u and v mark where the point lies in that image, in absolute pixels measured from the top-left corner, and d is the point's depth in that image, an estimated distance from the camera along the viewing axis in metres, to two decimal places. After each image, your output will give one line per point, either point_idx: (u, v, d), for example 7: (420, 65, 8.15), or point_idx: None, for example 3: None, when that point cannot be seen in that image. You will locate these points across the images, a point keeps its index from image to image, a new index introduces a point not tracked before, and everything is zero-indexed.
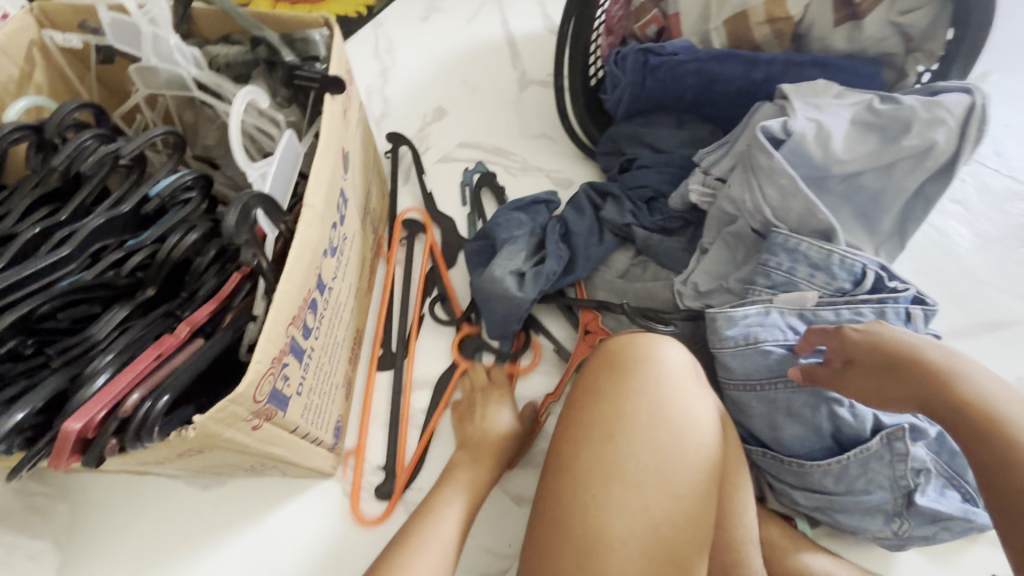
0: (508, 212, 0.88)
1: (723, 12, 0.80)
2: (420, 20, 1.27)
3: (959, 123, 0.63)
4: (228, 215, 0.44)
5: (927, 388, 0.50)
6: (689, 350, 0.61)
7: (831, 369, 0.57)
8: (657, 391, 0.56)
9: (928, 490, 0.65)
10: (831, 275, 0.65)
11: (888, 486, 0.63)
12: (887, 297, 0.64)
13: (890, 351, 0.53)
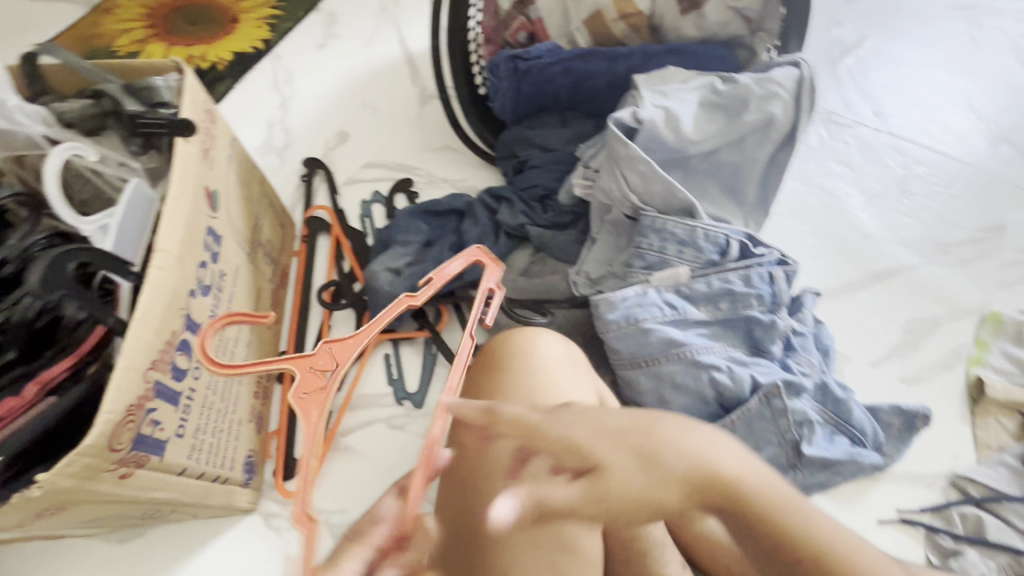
0: (417, 215, 0.91)
1: (580, 13, 0.84)
2: (317, 48, 1.28)
3: (792, 94, 0.68)
4: (33, 272, 0.47)
5: (681, 473, 0.45)
6: (565, 338, 0.63)
7: (554, 488, 0.43)
8: (530, 381, 0.57)
9: (818, 439, 0.69)
10: (698, 249, 0.68)
11: (775, 442, 0.66)
12: (752, 262, 0.68)
13: (626, 439, 0.45)
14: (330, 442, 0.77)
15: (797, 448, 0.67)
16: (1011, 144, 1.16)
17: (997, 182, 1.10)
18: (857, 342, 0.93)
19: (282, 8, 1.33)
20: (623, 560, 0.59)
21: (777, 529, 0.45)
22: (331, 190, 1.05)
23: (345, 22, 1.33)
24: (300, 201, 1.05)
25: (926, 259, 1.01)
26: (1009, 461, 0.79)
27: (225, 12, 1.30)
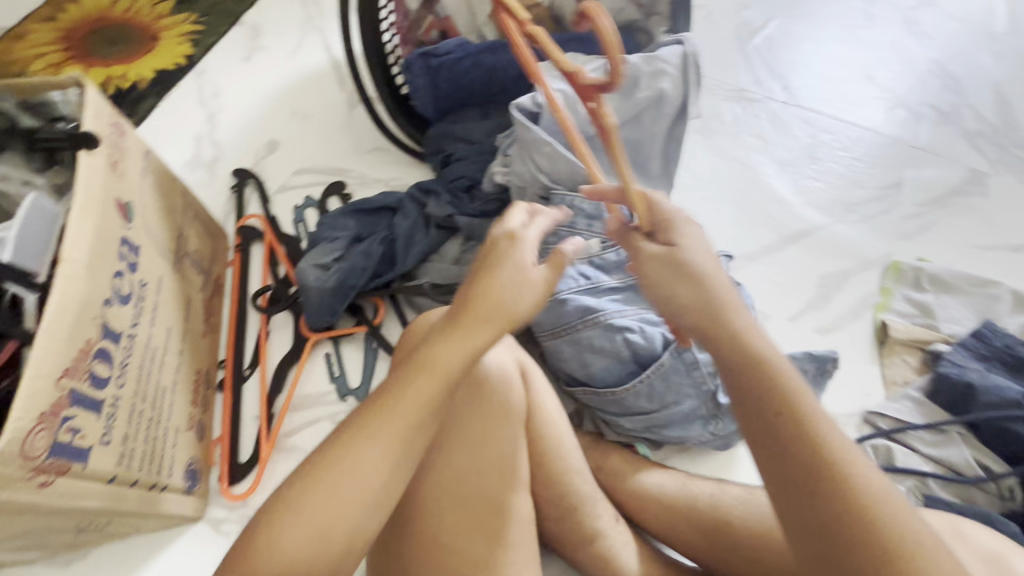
0: (348, 214, 0.94)
1: (485, 9, 0.88)
2: (242, 60, 1.28)
3: (679, 70, 0.73)
4: None
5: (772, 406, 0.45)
6: None
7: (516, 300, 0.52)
8: None
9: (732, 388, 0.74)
10: (605, 221, 0.72)
11: (688, 393, 0.71)
12: None
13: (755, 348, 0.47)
14: (273, 443, 0.81)
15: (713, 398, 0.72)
16: (906, 109, 1.21)
17: (897, 144, 1.17)
18: (775, 301, 0.99)
19: (204, 22, 1.32)
20: (557, 517, 0.65)
21: (852, 520, 0.41)
22: (263, 199, 1.06)
23: (270, 32, 1.33)
24: (232, 213, 1.06)
25: (835, 218, 1.08)
26: (913, 394, 0.86)
27: (145, 30, 1.29)
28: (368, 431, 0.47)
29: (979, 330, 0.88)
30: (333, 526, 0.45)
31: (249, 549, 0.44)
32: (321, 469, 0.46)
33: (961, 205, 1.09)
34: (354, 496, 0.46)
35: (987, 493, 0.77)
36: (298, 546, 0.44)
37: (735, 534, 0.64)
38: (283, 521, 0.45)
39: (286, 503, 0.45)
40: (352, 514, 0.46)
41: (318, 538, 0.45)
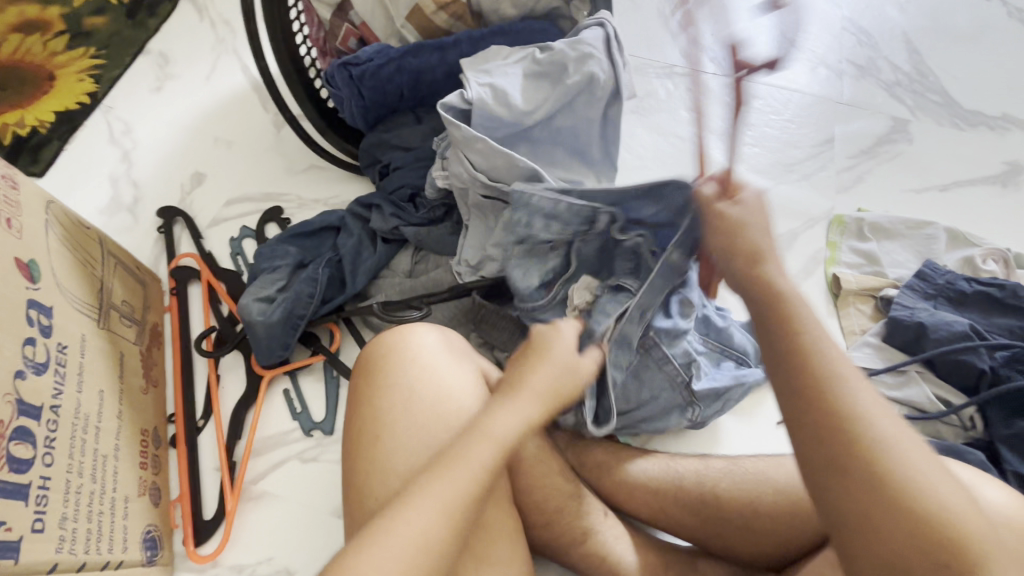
0: (287, 240, 0.89)
1: (401, 11, 0.85)
2: (153, 92, 1.20)
3: (604, 52, 0.72)
4: None
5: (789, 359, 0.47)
6: (439, 327, 0.65)
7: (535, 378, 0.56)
8: (405, 376, 0.59)
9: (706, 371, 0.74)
10: (562, 222, 0.70)
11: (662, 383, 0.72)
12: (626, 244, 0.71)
13: (781, 315, 0.50)
14: (239, 492, 0.76)
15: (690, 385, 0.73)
16: (827, 68, 1.24)
17: (823, 102, 1.20)
18: None
19: (103, 56, 1.22)
20: (545, 520, 0.65)
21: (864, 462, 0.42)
22: (194, 236, 0.99)
23: (180, 59, 1.25)
24: (162, 255, 0.98)
25: (776, 180, 1.11)
26: (870, 341, 0.88)
27: (37, 71, 1.16)
28: (476, 445, 0.50)
29: (921, 271, 0.91)
30: (439, 527, 0.46)
31: (359, 547, 0.45)
32: (434, 473, 0.48)
33: (889, 153, 1.14)
34: (458, 504, 0.47)
35: (951, 426, 0.80)
36: (408, 549, 0.45)
37: (725, 506, 0.65)
38: (394, 527, 0.45)
39: (396, 510, 0.46)
40: (454, 522, 0.47)
41: (427, 542, 0.45)
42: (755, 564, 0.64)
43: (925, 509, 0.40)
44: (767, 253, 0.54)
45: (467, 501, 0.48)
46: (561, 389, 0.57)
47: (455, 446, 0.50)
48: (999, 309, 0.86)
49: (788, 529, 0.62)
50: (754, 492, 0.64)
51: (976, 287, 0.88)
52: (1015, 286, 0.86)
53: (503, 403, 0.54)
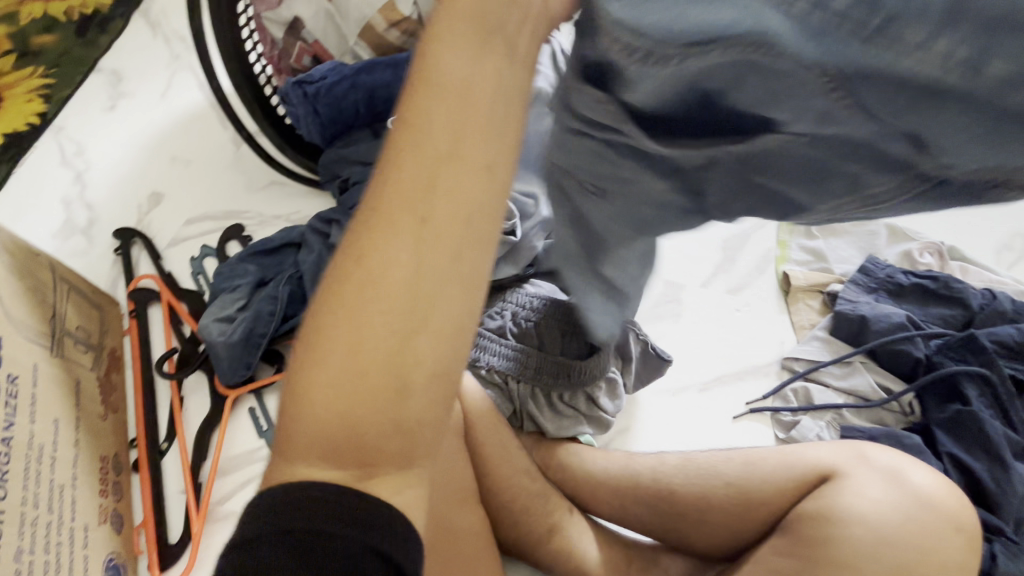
0: (248, 258, 0.89)
1: (353, 29, 0.87)
2: (106, 111, 1.18)
3: None
4: None
5: None
6: None
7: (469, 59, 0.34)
8: None
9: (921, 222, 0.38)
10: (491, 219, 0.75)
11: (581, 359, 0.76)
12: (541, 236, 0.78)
13: None
14: (205, 514, 0.75)
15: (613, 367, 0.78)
16: None
17: None
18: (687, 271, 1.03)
19: (53, 75, 1.19)
20: (511, 522, 0.68)
21: None
22: (152, 257, 0.98)
23: (133, 77, 1.23)
24: (120, 278, 0.97)
25: None
26: (819, 334, 0.92)
27: None
28: (426, 142, 0.33)
29: (863, 266, 0.96)
30: (421, 264, 0.34)
31: (323, 338, 0.35)
32: (384, 211, 0.34)
33: None
34: (430, 238, 0.34)
35: (893, 412, 0.85)
36: (391, 302, 0.34)
37: (679, 502, 0.68)
38: (361, 284, 0.34)
39: (355, 268, 0.35)
40: (443, 247, 0.33)
41: (412, 283, 0.34)
42: (712, 555, 0.68)
43: None
44: None
45: (459, 228, 0.34)
46: (523, 52, 0.35)
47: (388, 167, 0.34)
48: (933, 300, 0.92)
49: (738, 519, 0.65)
50: (706, 486, 0.67)
51: (912, 280, 0.94)
52: (948, 277, 0.92)
53: (433, 88, 0.34)
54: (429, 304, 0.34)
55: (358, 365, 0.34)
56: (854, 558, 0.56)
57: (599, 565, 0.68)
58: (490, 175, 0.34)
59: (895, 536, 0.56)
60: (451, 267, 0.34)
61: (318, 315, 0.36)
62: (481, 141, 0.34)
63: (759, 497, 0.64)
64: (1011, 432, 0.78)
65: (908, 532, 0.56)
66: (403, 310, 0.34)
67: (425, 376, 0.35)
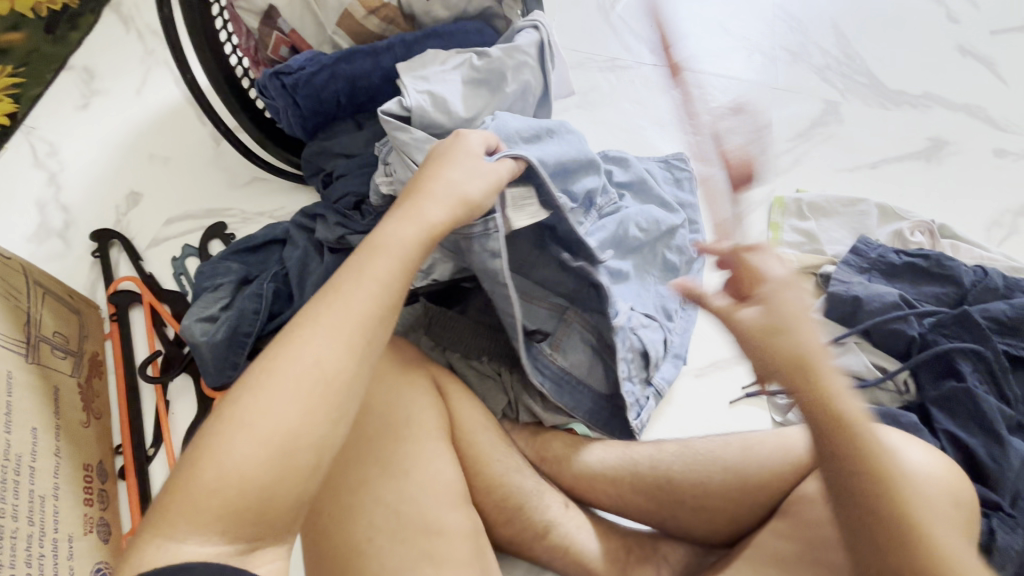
0: (230, 256, 0.87)
1: (330, 17, 0.84)
2: (79, 110, 1.14)
3: (537, 58, 0.76)
4: None
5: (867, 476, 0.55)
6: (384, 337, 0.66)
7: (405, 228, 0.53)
8: None
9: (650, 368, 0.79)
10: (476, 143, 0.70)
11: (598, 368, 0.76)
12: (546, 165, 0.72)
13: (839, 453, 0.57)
14: None
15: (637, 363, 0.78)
16: (762, 55, 1.28)
17: (759, 88, 1.24)
18: None
19: (22, 73, 1.14)
20: (506, 518, 0.66)
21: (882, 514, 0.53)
22: (132, 258, 0.95)
23: (107, 74, 1.19)
24: (100, 281, 0.94)
25: None
26: (813, 316, 0.92)
27: None
28: (343, 288, 0.48)
29: (855, 246, 0.96)
30: (330, 359, 0.44)
31: (237, 406, 0.42)
32: (307, 324, 0.46)
33: (822, 135, 1.19)
34: (347, 337, 0.46)
35: (888, 392, 0.85)
36: (301, 386, 0.43)
37: (676, 489, 0.67)
38: (275, 373, 0.43)
39: (271, 362, 0.44)
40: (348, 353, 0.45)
41: (319, 375, 0.44)
42: (711, 541, 0.67)
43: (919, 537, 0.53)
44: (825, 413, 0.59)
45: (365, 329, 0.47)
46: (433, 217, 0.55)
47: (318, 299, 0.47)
48: (925, 278, 0.92)
49: (737, 505, 0.64)
50: (703, 473, 0.66)
51: (904, 259, 0.93)
52: (939, 255, 0.92)
53: (366, 257, 0.51)
54: (333, 390, 0.44)
55: (270, 424, 0.42)
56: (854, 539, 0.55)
57: (599, 557, 0.67)
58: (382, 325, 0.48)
59: None
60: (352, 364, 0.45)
61: (232, 395, 0.43)
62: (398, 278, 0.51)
63: (757, 481, 0.64)
64: (1005, 407, 0.78)
65: None
66: (308, 397, 0.43)
67: (315, 455, 0.43)
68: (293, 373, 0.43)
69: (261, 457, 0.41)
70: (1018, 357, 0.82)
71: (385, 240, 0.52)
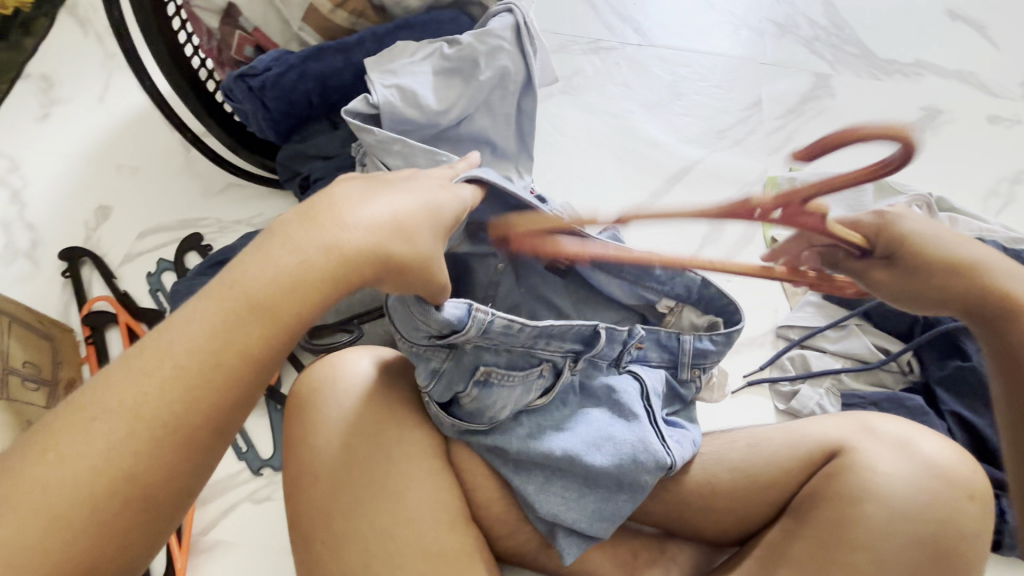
0: (208, 270, 0.84)
1: (296, 13, 0.80)
2: (38, 121, 1.08)
3: (514, 42, 0.71)
4: None
5: (943, 554, 0.53)
6: (376, 350, 0.64)
7: (237, 309, 0.41)
8: (340, 409, 0.58)
9: (679, 370, 0.67)
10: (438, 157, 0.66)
11: (423, 359, 0.53)
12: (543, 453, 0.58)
13: (906, 542, 0.53)
14: (188, 548, 0.70)
15: (573, 353, 0.60)
16: (749, 29, 1.24)
17: (748, 64, 1.20)
18: (673, 246, 0.99)
19: None
20: (509, 530, 0.63)
21: (934, 543, 0.53)
22: (105, 276, 0.91)
23: (66, 82, 1.13)
24: (72, 302, 0.90)
25: (710, 149, 1.10)
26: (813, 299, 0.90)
27: None
28: (147, 347, 0.40)
29: None
30: (137, 453, 0.37)
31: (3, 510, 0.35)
32: (97, 397, 0.38)
33: (814, 110, 1.15)
34: (154, 422, 0.38)
35: (892, 372, 0.83)
36: (87, 465, 0.37)
37: (684, 494, 0.64)
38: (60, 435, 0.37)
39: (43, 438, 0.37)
40: (176, 452, 0.38)
41: (106, 461, 0.37)
42: (720, 541, 0.66)
43: (943, 541, 0.53)
44: (898, 536, 0.53)
45: (174, 432, 0.38)
46: (284, 297, 0.41)
47: (118, 362, 0.40)
48: None
49: (745, 504, 0.62)
50: (711, 473, 0.64)
51: None
52: None
53: (224, 301, 0.41)
54: (137, 485, 0.38)
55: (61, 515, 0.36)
56: (867, 538, 0.53)
57: (605, 561, 0.65)
58: (185, 432, 0.39)
59: (910, 511, 0.54)
60: (151, 452, 0.38)
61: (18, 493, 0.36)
62: (218, 363, 0.40)
63: (764, 479, 0.62)
64: None
65: (922, 506, 0.54)
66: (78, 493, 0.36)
67: (97, 562, 0.37)
68: (93, 459, 0.37)
69: (25, 568, 0.35)
70: None
71: (246, 285, 0.41)
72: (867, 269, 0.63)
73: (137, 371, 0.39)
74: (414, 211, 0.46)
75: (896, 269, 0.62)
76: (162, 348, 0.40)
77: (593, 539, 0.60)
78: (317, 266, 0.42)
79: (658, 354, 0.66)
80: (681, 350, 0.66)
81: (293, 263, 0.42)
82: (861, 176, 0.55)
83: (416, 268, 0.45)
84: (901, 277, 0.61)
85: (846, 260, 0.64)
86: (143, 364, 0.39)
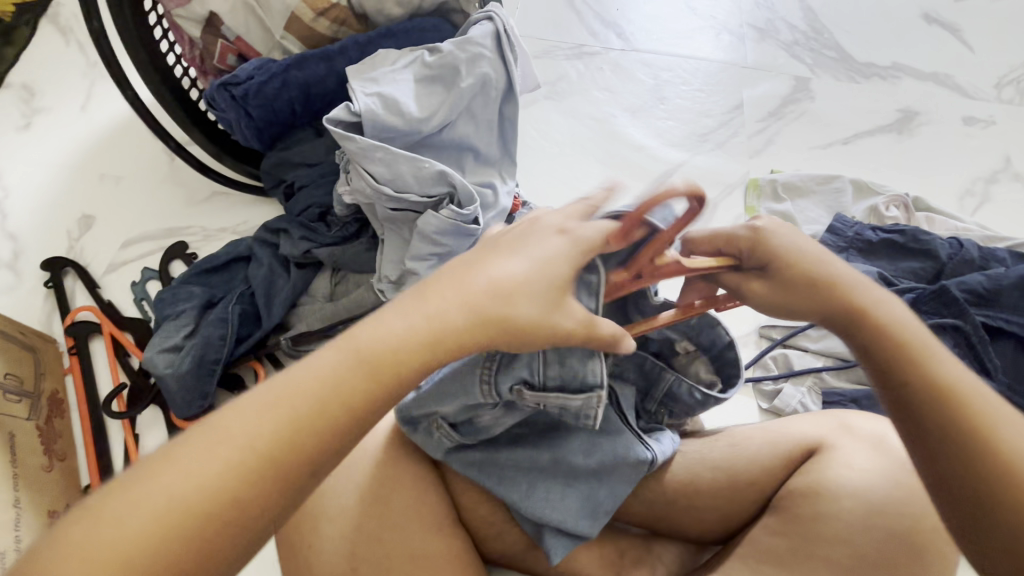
0: (193, 278, 0.84)
1: (278, 22, 0.80)
2: (21, 130, 1.08)
3: (495, 49, 0.71)
4: None
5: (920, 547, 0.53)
6: None
7: (358, 370, 0.40)
8: None
9: (648, 401, 0.64)
10: (419, 164, 0.68)
11: (464, 394, 0.54)
12: (527, 457, 0.59)
13: (884, 534, 0.54)
14: None
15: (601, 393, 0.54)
16: (730, 34, 1.26)
17: (729, 68, 1.21)
18: None
19: None
20: (495, 533, 0.63)
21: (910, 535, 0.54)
22: (89, 286, 0.90)
23: (48, 91, 1.12)
24: (55, 313, 0.89)
25: (693, 152, 1.11)
26: None
27: None
28: (255, 394, 0.39)
29: (832, 225, 0.95)
30: (238, 499, 0.36)
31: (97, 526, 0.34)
32: (217, 428, 0.38)
33: (794, 113, 1.17)
34: (264, 468, 0.37)
35: None
36: (191, 490, 0.36)
37: (668, 493, 0.65)
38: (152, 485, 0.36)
39: (135, 485, 0.36)
40: (269, 501, 0.37)
41: (191, 501, 0.35)
42: (705, 539, 0.66)
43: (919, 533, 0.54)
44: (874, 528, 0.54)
45: (276, 482, 0.37)
46: (400, 356, 0.41)
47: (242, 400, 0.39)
48: (902, 254, 0.91)
49: (728, 502, 0.63)
50: (695, 472, 0.64)
51: (881, 236, 0.93)
52: (914, 230, 0.92)
53: (336, 355, 0.41)
54: (223, 529, 0.36)
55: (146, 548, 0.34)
56: (845, 532, 0.54)
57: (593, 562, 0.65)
58: (282, 483, 0.37)
59: (887, 506, 0.55)
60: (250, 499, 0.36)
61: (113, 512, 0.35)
62: (328, 416, 0.39)
63: (746, 476, 0.63)
64: (985, 377, 0.79)
65: (897, 500, 0.55)
66: (158, 540, 0.34)
67: None
68: (191, 494, 0.35)
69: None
70: (996, 328, 0.82)
71: (369, 343, 0.41)
72: (742, 282, 0.53)
73: (258, 414, 0.38)
74: (542, 273, 0.45)
75: (774, 279, 0.52)
76: (285, 395, 0.39)
77: (581, 538, 0.60)
78: (436, 318, 0.42)
79: (636, 376, 0.62)
80: (656, 380, 0.62)
81: (419, 323, 0.42)
82: (713, 269, 0.52)
83: (534, 331, 0.44)
84: (778, 286, 0.51)
85: (721, 273, 0.54)
86: (265, 406, 0.39)
